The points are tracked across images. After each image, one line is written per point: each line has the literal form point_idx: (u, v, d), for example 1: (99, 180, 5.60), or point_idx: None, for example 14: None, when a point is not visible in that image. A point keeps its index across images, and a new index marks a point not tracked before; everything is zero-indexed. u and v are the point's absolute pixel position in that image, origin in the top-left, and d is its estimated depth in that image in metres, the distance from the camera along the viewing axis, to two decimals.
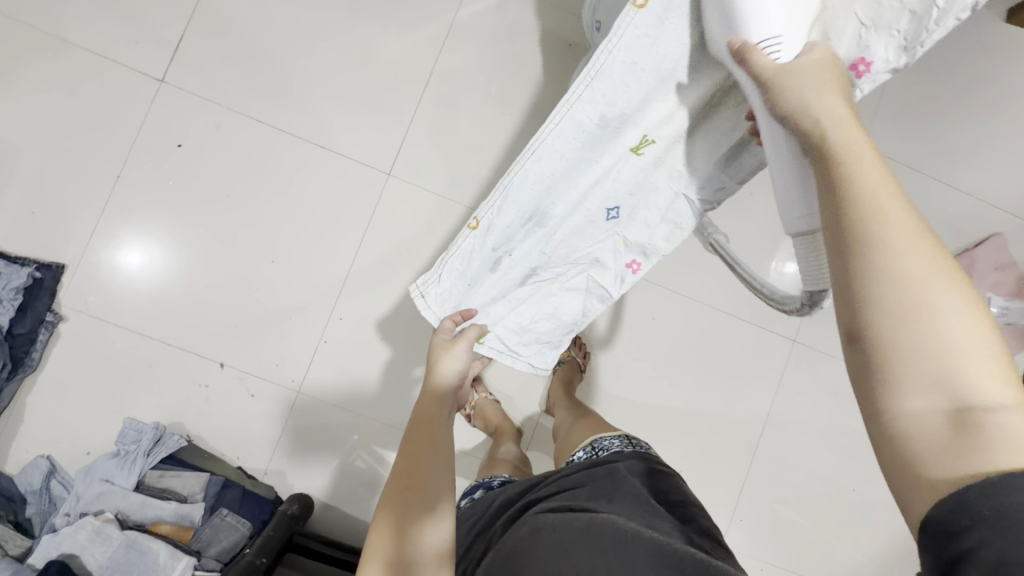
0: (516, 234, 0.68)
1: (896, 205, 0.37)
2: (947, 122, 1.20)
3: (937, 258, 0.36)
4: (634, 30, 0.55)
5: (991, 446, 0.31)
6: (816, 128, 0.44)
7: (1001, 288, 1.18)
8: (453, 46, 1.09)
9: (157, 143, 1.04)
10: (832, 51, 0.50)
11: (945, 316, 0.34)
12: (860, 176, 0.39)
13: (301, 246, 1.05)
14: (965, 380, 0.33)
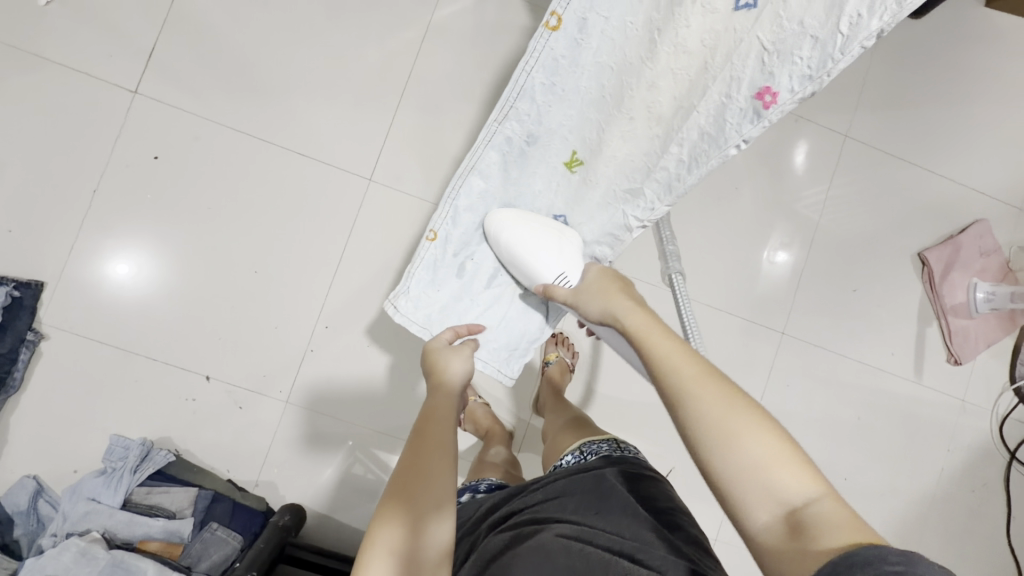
0: (471, 240, 0.73)
1: (690, 364, 0.50)
2: (927, 109, 1.20)
3: (732, 403, 0.46)
4: (548, 52, 0.59)
5: (816, 537, 0.39)
6: (618, 321, 0.59)
7: (986, 273, 1.19)
8: (431, 48, 1.08)
9: (135, 155, 1.02)
10: (605, 267, 0.66)
11: (747, 441, 0.44)
12: (658, 352, 0.52)
13: (284, 254, 1.04)
14: (782, 487, 0.42)
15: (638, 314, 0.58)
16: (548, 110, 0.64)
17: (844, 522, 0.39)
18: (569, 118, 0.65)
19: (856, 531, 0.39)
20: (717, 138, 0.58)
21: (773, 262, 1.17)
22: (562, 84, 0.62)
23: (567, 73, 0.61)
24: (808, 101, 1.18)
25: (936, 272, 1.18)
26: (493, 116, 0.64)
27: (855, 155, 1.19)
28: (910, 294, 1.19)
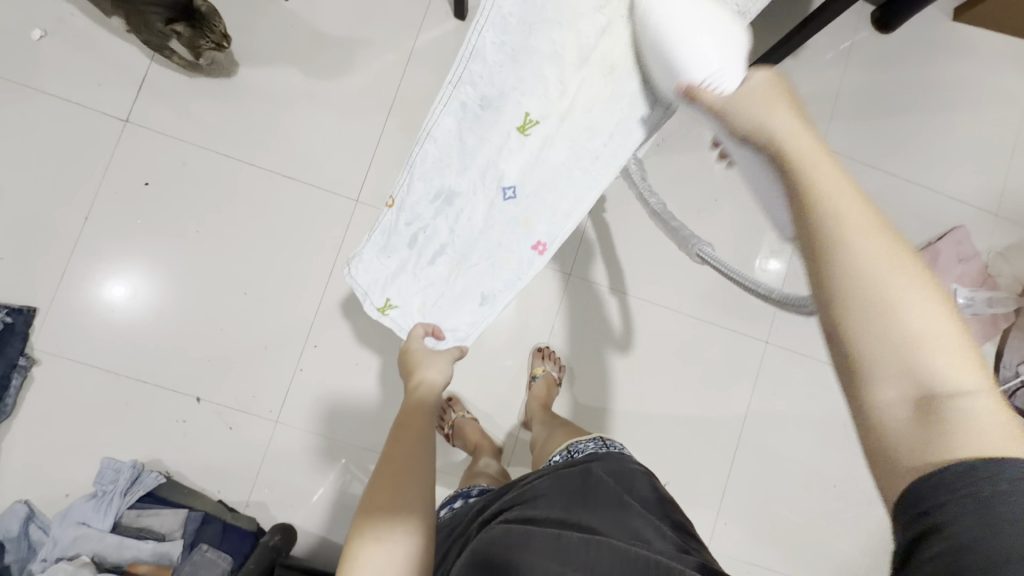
0: (423, 211, 0.72)
1: (857, 204, 0.36)
2: (900, 117, 1.24)
3: (901, 260, 0.34)
4: (498, 10, 0.60)
5: (956, 437, 0.31)
6: (772, 140, 0.42)
7: (966, 278, 1.20)
8: (414, 71, 1.11)
9: (125, 182, 1.05)
10: (775, 72, 0.47)
11: (917, 309, 0.33)
12: (815, 177, 0.37)
13: (272, 275, 1.06)
14: (935, 371, 0.32)
15: (799, 136, 0.41)
16: (502, 73, 0.65)
17: (1007, 432, 0.31)
18: (520, 81, 0.66)
19: (1006, 440, 0.30)
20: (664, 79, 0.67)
21: (765, 268, 1.19)
22: (513, 44, 0.63)
23: (518, 31, 0.63)
24: None
25: None
26: (447, 78, 0.63)
27: None
28: None
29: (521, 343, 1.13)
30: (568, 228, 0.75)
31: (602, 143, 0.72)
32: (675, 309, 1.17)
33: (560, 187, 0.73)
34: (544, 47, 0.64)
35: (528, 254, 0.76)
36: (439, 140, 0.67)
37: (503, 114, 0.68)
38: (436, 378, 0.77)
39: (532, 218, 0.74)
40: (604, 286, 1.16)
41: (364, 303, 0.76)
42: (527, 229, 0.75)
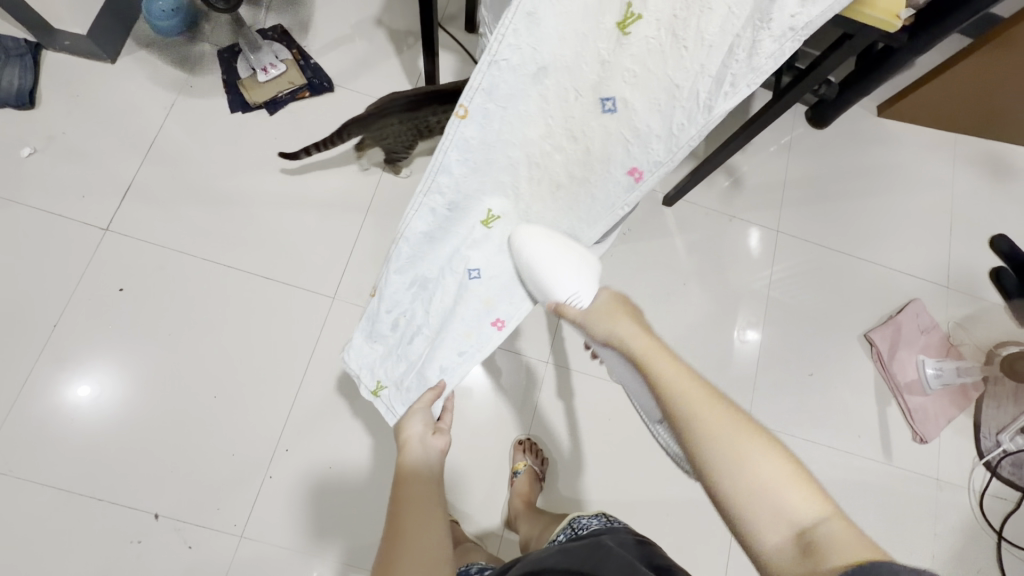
0: (403, 297, 0.79)
1: (696, 385, 0.52)
2: (845, 201, 1.34)
3: (742, 428, 0.47)
4: (460, 137, 0.65)
5: (825, 556, 0.40)
6: (624, 344, 0.60)
7: (930, 349, 1.24)
8: (391, 174, 1.18)
9: (100, 288, 1.05)
10: (616, 292, 0.67)
11: (761, 464, 0.45)
12: (660, 369, 0.55)
13: (245, 376, 1.04)
14: (790, 511, 0.43)
15: (643, 337, 0.59)
16: (465, 182, 0.70)
17: (859, 543, 0.40)
18: (480, 185, 0.72)
19: (865, 552, 0.39)
20: (600, 200, 0.72)
21: (744, 339, 1.22)
22: (475, 158, 0.68)
23: (479, 150, 0.67)
24: (738, 201, 1.30)
25: (883, 352, 1.23)
26: (418, 188, 0.70)
27: (790, 247, 1.29)
28: (862, 373, 1.23)
29: (501, 434, 1.11)
30: (523, 310, 0.77)
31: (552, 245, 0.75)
32: None
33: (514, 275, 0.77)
34: (500, 160, 0.69)
35: (486, 330, 0.77)
36: (413, 238, 0.74)
37: (467, 211, 0.74)
38: (416, 431, 0.76)
39: (492, 297, 0.77)
40: (582, 371, 1.16)
41: (363, 383, 0.83)
42: (488, 309, 0.77)
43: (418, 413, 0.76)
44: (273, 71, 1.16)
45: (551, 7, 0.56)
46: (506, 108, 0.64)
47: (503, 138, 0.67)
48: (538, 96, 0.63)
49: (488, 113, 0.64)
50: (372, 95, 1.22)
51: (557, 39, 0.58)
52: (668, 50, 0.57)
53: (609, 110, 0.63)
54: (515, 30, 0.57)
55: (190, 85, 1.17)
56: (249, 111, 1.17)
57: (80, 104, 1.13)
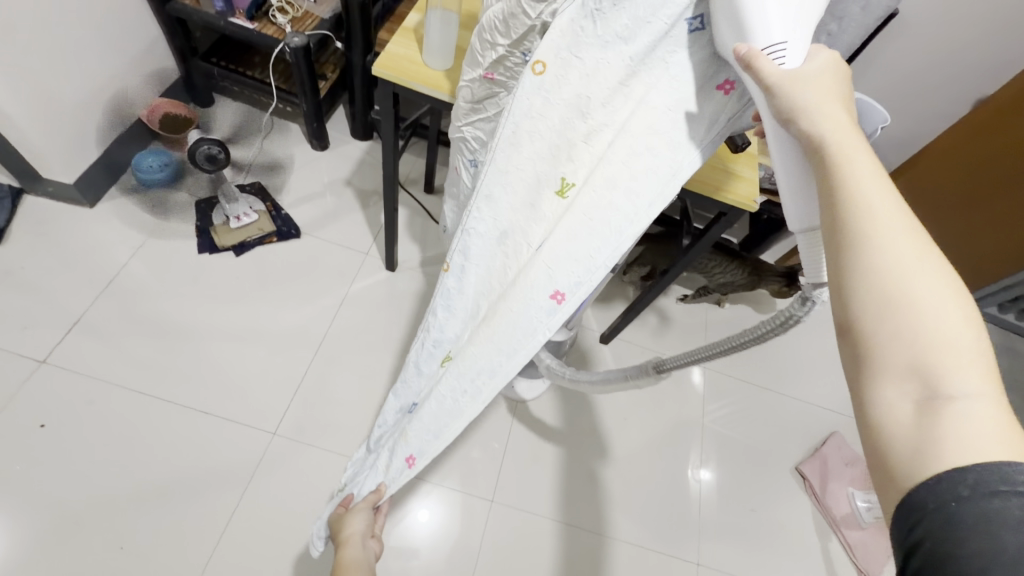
0: (390, 420, 0.90)
1: (891, 202, 0.38)
2: (760, 339, 1.50)
3: (927, 264, 0.35)
4: (445, 287, 0.74)
5: (955, 432, 0.31)
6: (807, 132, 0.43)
7: (857, 481, 1.30)
8: (346, 312, 1.25)
9: (19, 423, 0.99)
10: (837, 60, 0.46)
11: (929, 312, 0.34)
12: (856, 171, 0.39)
13: (161, 523, 0.96)
14: (943, 370, 0.33)
15: (845, 130, 0.42)
16: (444, 324, 0.76)
17: (1005, 433, 0.31)
18: (459, 328, 0.76)
19: (1006, 445, 0.31)
20: (525, 327, 0.67)
21: (698, 479, 1.25)
22: (455, 306, 0.75)
23: (458, 299, 0.74)
24: (667, 339, 1.44)
25: (815, 485, 1.27)
26: (420, 327, 0.78)
27: (718, 382, 1.40)
28: (801, 507, 1.26)
29: None
30: (433, 452, 0.75)
31: (472, 380, 0.71)
32: (601, 531, 1.15)
33: (434, 408, 0.74)
34: (470, 308, 0.74)
35: (400, 466, 0.80)
36: (409, 370, 0.81)
37: (439, 347, 0.78)
38: (358, 529, 0.83)
39: (411, 435, 0.77)
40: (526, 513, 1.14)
41: (341, 484, 0.97)
42: (405, 445, 0.77)
43: (361, 514, 0.84)
44: (245, 219, 1.28)
45: (505, 189, 0.67)
46: (476, 262, 0.71)
47: (479, 291, 0.73)
48: (501, 258, 0.70)
49: (464, 269, 0.73)
50: (335, 242, 1.34)
51: (511, 211, 0.68)
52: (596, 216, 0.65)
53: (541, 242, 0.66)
54: (480, 208, 0.68)
55: (162, 228, 1.26)
56: (217, 253, 1.26)
57: (47, 242, 1.18)
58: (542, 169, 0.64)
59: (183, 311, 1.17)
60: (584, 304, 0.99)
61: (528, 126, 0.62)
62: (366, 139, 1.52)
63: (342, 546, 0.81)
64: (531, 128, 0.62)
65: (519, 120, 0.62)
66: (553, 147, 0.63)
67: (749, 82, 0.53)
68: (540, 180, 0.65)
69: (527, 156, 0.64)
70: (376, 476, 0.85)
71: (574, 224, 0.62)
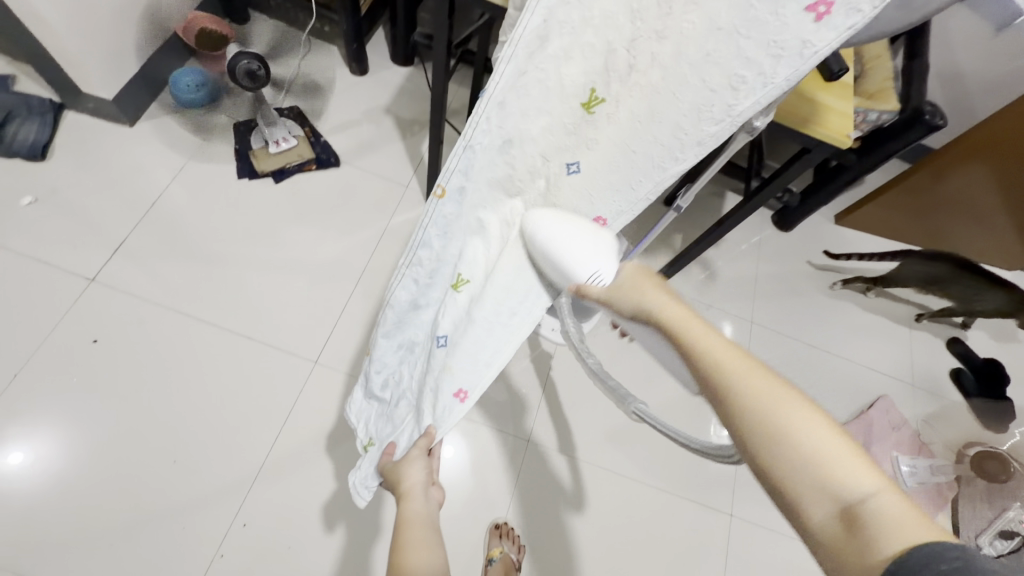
0: (389, 359, 0.84)
1: (727, 350, 0.44)
2: (812, 296, 1.43)
3: (781, 392, 0.40)
4: (439, 214, 0.67)
5: (876, 541, 0.33)
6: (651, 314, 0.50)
7: (903, 446, 1.26)
8: (386, 246, 1.22)
9: (73, 338, 1.02)
10: (641, 265, 0.56)
11: (805, 430, 0.38)
12: (693, 334, 0.45)
13: (210, 440, 0.99)
14: (839, 481, 0.36)
15: (666, 302, 0.50)
16: (446, 249, 0.71)
17: (920, 520, 0.34)
18: (461, 252, 0.71)
19: (918, 531, 0.33)
20: None
21: (726, 436, 1.22)
22: (452, 232, 0.70)
23: (455, 227, 0.69)
24: (714, 292, 1.38)
25: None
26: (401, 259, 0.73)
27: (763, 337, 1.35)
28: None
29: (475, 518, 1.06)
30: (485, 380, 0.71)
31: (519, 303, 0.69)
32: (634, 476, 1.15)
33: (476, 338, 0.70)
34: (470, 228, 0.69)
35: (449, 401, 0.73)
36: (398, 306, 0.78)
37: (442, 275, 0.74)
38: (418, 480, 0.78)
39: (454, 366, 0.72)
40: (558, 452, 1.15)
41: (359, 439, 0.89)
42: (451, 380, 0.72)
43: (418, 463, 0.78)
44: (284, 144, 1.24)
45: (520, 95, 0.57)
46: (481, 185, 0.65)
47: (476, 211, 0.68)
48: (507, 169, 0.63)
49: (463, 192, 0.65)
50: (375, 173, 1.30)
51: (523, 118, 0.59)
52: (629, 126, 0.58)
53: (574, 172, 0.63)
54: (487, 117, 0.58)
55: (201, 150, 1.23)
56: (256, 178, 1.23)
57: (89, 160, 1.17)
58: (570, 77, 0.55)
59: (224, 238, 1.16)
60: (636, 249, 0.92)
61: (559, 15, 0.51)
62: (406, 66, 1.43)
63: (404, 500, 0.76)
64: (564, 18, 0.51)
65: (551, 7, 0.50)
66: (590, 49, 0.53)
67: None
68: (564, 85, 0.56)
69: (552, 53, 0.53)
70: (413, 416, 0.81)
71: (610, 145, 0.60)
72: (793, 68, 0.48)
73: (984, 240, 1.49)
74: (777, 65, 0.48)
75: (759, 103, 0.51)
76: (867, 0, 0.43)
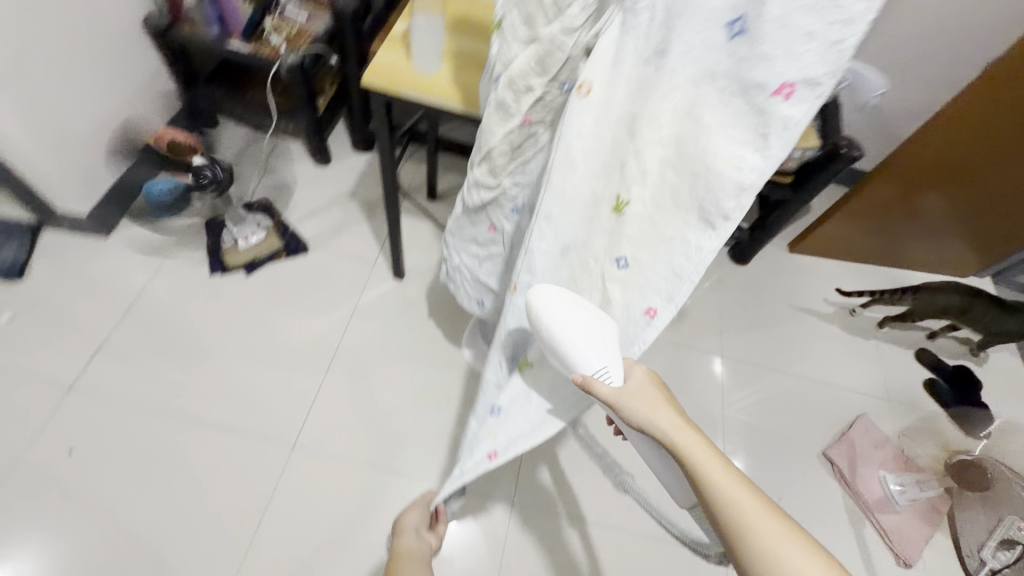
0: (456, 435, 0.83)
1: (731, 476, 0.59)
2: (779, 323, 1.47)
3: (767, 512, 0.56)
4: (513, 305, 0.75)
5: None
6: (664, 437, 0.62)
7: (888, 463, 1.27)
8: (358, 322, 1.26)
9: (51, 449, 1.02)
10: (650, 372, 0.67)
11: (779, 544, 0.54)
12: (701, 463, 0.60)
13: (190, 540, 0.98)
14: None
15: (683, 431, 0.62)
16: (522, 337, 0.78)
17: None
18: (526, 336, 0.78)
19: None
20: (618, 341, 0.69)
21: None
22: (527, 321, 0.76)
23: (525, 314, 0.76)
24: (683, 329, 1.42)
25: (844, 470, 1.24)
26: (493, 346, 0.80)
27: (737, 369, 1.38)
28: (830, 492, 1.23)
29: None
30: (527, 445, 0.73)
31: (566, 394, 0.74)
32: (627, 525, 1.13)
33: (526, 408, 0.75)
34: None
35: (480, 460, 0.75)
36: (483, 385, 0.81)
37: (517, 355, 0.79)
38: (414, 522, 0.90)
39: (498, 430, 0.76)
40: (547, 511, 1.13)
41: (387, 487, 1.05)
42: (489, 441, 0.75)
43: (416, 511, 0.91)
44: (253, 238, 1.31)
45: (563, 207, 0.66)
46: (547, 278, 0.73)
47: None
48: (570, 267, 0.71)
49: (532, 286, 0.73)
50: (344, 253, 1.36)
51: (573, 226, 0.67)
52: (658, 217, 0.60)
53: (622, 266, 0.65)
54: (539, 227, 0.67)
55: (174, 251, 1.29)
56: (228, 271, 1.28)
57: (67, 272, 1.22)
58: (597, 188, 0.64)
59: (200, 331, 1.20)
60: None
61: (579, 146, 0.61)
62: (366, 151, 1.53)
63: (401, 538, 0.87)
64: (584, 146, 0.61)
65: (570, 142, 0.60)
66: (610, 165, 0.62)
67: (818, 60, 0.44)
68: (596, 198, 0.65)
69: (582, 174, 0.63)
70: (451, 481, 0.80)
71: (647, 239, 0.61)
72: (784, 135, 0.49)
73: (943, 248, 1.56)
74: (767, 140, 0.49)
75: (765, 175, 0.51)
76: (824, 73, 0.45)
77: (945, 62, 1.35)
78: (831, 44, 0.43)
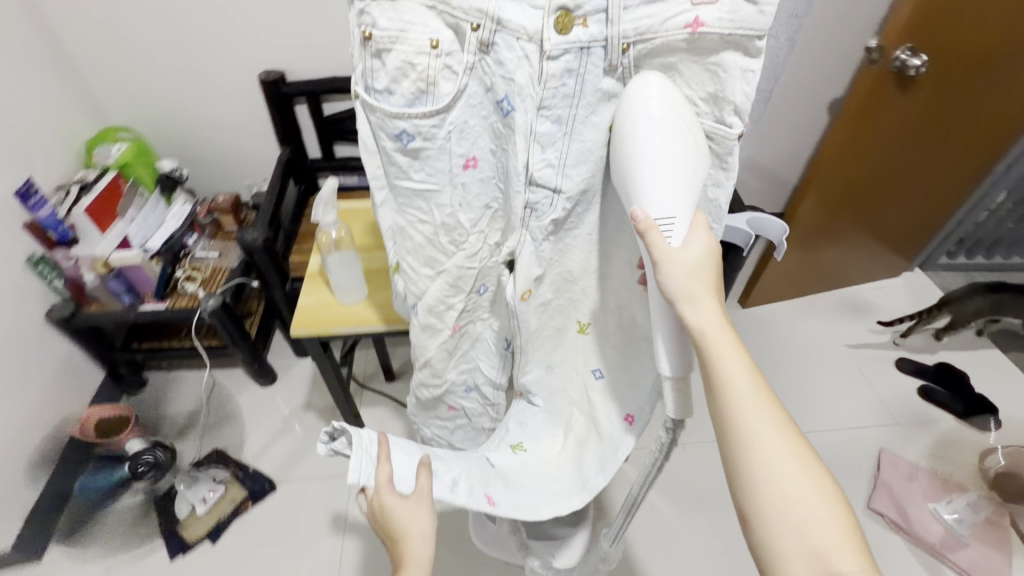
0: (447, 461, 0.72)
1: (764, 398, 0.47)
2: (766, 383, 1.45)
3: (792, 446, 0.46)
4: (518, 423, 0.77)
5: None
6: (699, 333, 0.48)
7: (930, 492, 1.22)
8: (351, 554, 1.12)
9: None
10: (715, 245, 0.50)
11: (795, 483, 0.45)
12: (728, 369, 0.47)
13: None
14: (809, 533, 0.43)
15: (721, 329, 0.48)
16: (524, 430, 0.76)
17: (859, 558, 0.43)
18: (526, 420, 0.76)
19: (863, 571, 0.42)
20: (605, 451, 0.73)
21: None
22: (532, 427, 0.76)
23: (523, 410, 0.77)
24: None
25: (897, 518, 1.18)
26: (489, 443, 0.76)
27: None
28: (896, 549, 1.15)
29: None
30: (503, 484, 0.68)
31: (552, 473, 0.73)
32: None
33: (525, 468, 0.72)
34: (558, 418, 0.76)
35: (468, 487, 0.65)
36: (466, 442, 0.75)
37: (508, 434, 0.76)
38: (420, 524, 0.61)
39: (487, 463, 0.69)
40: None
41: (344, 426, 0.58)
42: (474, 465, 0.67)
43: (420, 510, 0.61)
44: (212, 497, 1.19)
45: (530, 349, 0.70)
46: (540, 398, 0.76)
47: (550, 413, 0.76)
48: (559, 389, 0.75)
49: (530, 407, 0.77)
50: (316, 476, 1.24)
51: (547, 361, 0.73)
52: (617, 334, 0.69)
53: (597, 375, 0.73)
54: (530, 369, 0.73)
55: (121, 549, 1.13)
56: (191, 548, 1.14)
57: None
58: (558, 324, 0.69)
59: None
60: None
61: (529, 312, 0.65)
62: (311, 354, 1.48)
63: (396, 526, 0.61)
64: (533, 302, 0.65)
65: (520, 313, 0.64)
66: (560, 307, 0.67)
67: (707, 214, 0.55)
68: (559, 330, 0.70)
69: (539, 322, 0.67)
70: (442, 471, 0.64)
71: (615, 354, 0.71)
72: None
73: (872, 265, 1.66)
74: None
75: None
76: (714, 224, 0.56)
77: (795, 117, 1.53)
78: (713, 206, 0.54)
